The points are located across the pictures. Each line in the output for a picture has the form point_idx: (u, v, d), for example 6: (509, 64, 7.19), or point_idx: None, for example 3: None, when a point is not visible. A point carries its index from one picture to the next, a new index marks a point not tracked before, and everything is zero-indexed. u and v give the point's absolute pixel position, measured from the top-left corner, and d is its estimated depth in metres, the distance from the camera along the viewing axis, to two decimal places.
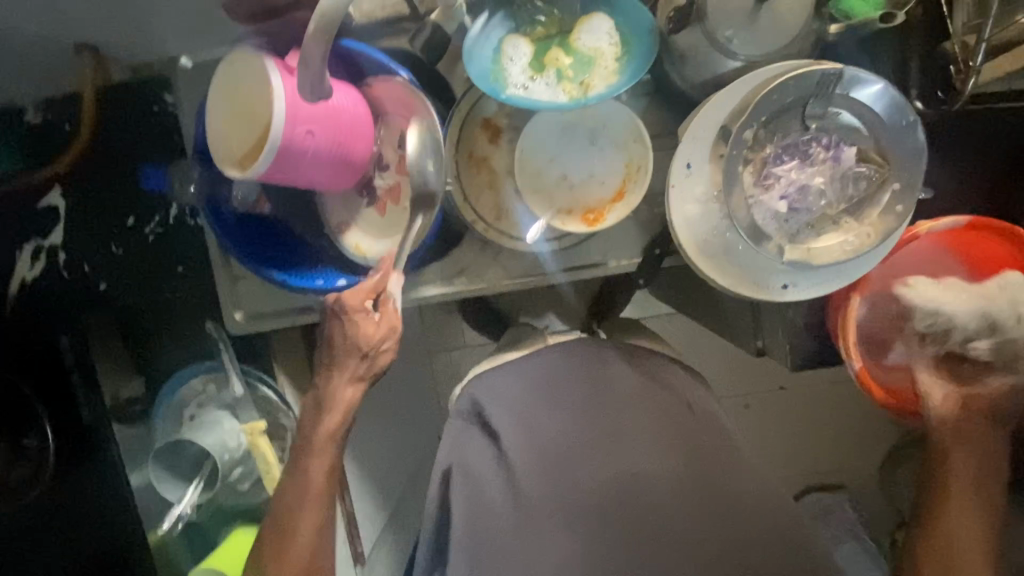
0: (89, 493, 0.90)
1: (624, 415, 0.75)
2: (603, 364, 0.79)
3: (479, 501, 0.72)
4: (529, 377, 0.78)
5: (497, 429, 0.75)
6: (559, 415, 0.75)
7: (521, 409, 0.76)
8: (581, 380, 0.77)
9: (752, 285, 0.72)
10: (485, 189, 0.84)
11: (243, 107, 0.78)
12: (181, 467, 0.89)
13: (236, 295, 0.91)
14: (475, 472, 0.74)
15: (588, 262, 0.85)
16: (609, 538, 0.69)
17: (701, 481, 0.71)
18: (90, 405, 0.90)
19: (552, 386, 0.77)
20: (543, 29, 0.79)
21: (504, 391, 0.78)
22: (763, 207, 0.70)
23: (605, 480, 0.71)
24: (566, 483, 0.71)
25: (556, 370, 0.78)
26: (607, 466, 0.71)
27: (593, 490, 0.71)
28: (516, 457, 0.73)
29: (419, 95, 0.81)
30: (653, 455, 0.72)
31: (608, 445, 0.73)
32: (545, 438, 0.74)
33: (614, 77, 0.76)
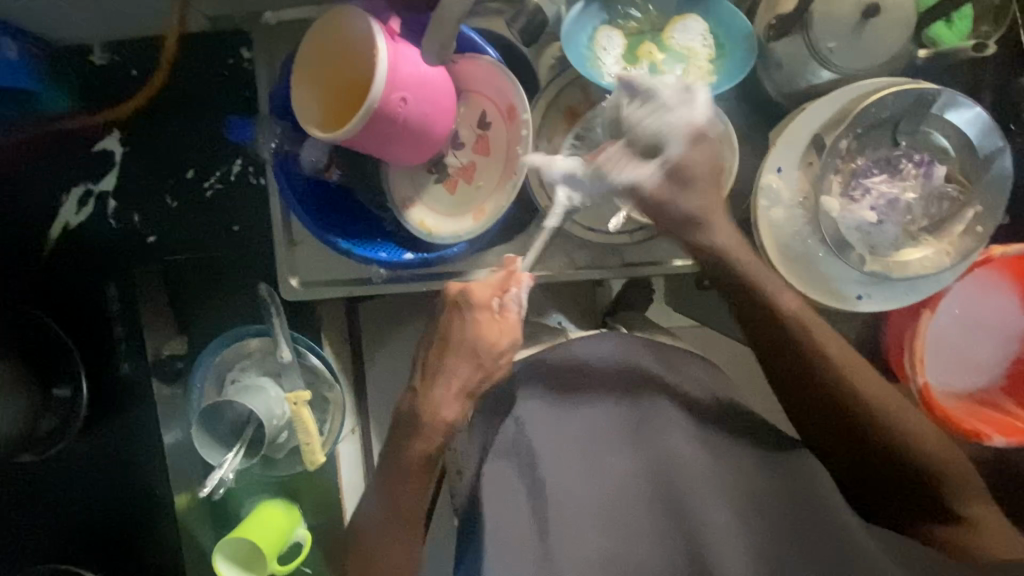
0: (122, 445, 0.89)
1: (665, 415, 0.73)
2: (636, 357, 0.76)
3: (503, 491, 0.71)
4: (569, 367, 0.76)
5: (529, 421, 0.73)
6: (595, 410, 0.74)
7: (557, 400, 0.75)
8: (617, 375, 0.75)
9: (828, 293, 0.75)
10: None
11: (335, 70, 0.77)
12: (221, 431, 0.82)
13: (294, 260, 0.89)
14: (503, 454, 0.73)
15: (650, 259, 0.85)
16: (635, 528, 0.70)
17: (738, 488, 0.70)
18: (131, 358, 0.87)
19: (588, 378, 0.75)
20: (636, 24, 0.80)
21: (538, 382, 0.75)
22: (851, 217, 0.72)
23: (639, 475, 0.71)
24: (597, 472, 0.71)
25: (590, 362, 0.76)
26: (643, 458, 0.71)
27: (628, 483, 0.71)
28: (552, 450, 0.71)
29: (510, 76, 0.81)
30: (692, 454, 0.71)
31: (646, 442, 0.72)
32: (580, 431, 0.73)
33: (711, 77, 0.77)
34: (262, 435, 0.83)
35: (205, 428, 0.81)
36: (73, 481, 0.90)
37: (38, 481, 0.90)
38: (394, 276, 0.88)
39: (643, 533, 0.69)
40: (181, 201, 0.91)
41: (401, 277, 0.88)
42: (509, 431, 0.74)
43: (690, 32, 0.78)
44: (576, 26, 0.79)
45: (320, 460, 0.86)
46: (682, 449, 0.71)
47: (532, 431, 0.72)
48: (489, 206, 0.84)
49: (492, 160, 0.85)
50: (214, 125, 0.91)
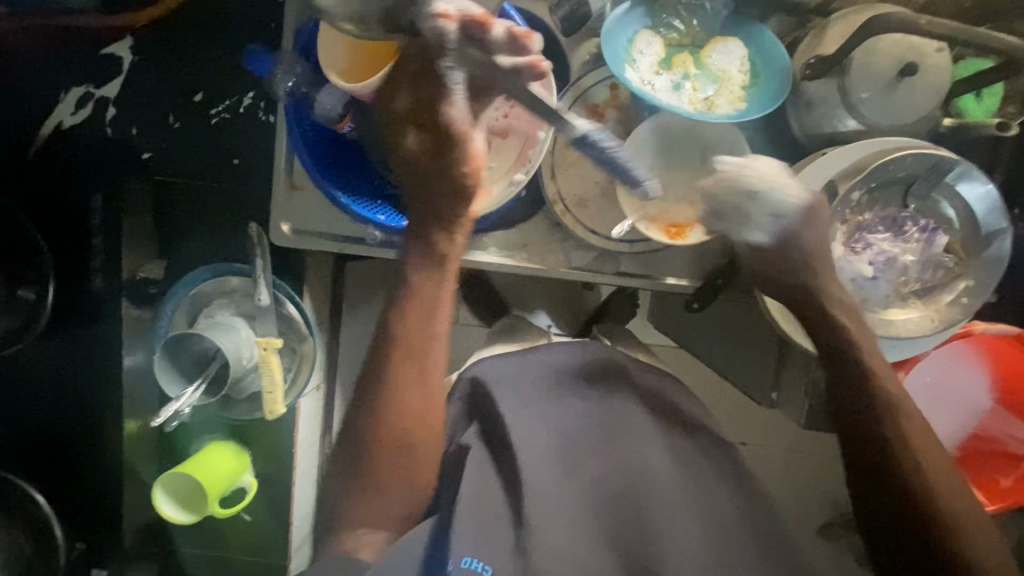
0: (74, 361, 0.86)
1: (630, 414, 0.79)
2: (607, 369, 0.82)
3: (486, 472, 0.75)
4: (551, 368, 0.82)
5: (501, 411, 0.77)
6: (569, 411, 0.79)
7: (533, 396, 0.80)
8: (589, 373, 0.82)
9: (811, 338, 0.75)
10: (573, 168, 0.84)
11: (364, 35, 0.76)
12: (183, 362, 0.81)
13: (289, 206, 0.87)
14: (479, 449, 0.77)
15: (644, 272, 0.87)
16: (611, 528, 0.74)
17: (698, 500, 0.75)
18: (106, 274, 0.82)
19: (563, 378, 0.81)
20: (677, 36, 0.81)
21: (514, 378, 0.81)
22: (846, 267, 0.73)
23: (616, 480, 0.76)
24: (573, 472, 0.75)
25: (562, 364, 0.82)
26: (617, 461, 0.76)
27: (595, 486, 0.76)
28: (535, 438, 0.76)
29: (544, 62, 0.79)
30: (664, 464, 0.76)
31: (614, 453, 0.77)
32: (555, 430, 0.77)
33: (741, 102, 0.77)
34: (224, 372, 0.81)
35: (169, 354, 0.79)
36: (26, 392, 0.87)
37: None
38: (387, 241, 0.86)
39: (625, 535, 0.73)
40: (184, 122, 0.88)
41: (393, 245, 0.87)
42: (491, 424, 0.79)
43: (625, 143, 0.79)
44: (619, 24, 0.79)
45: (279, 411, 0.85)
46: (666, 465, 0.77)
47: (511, 421, 0.76)
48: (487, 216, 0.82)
49: (510, 141, 0.83)
50: (235, 51, 0.88)
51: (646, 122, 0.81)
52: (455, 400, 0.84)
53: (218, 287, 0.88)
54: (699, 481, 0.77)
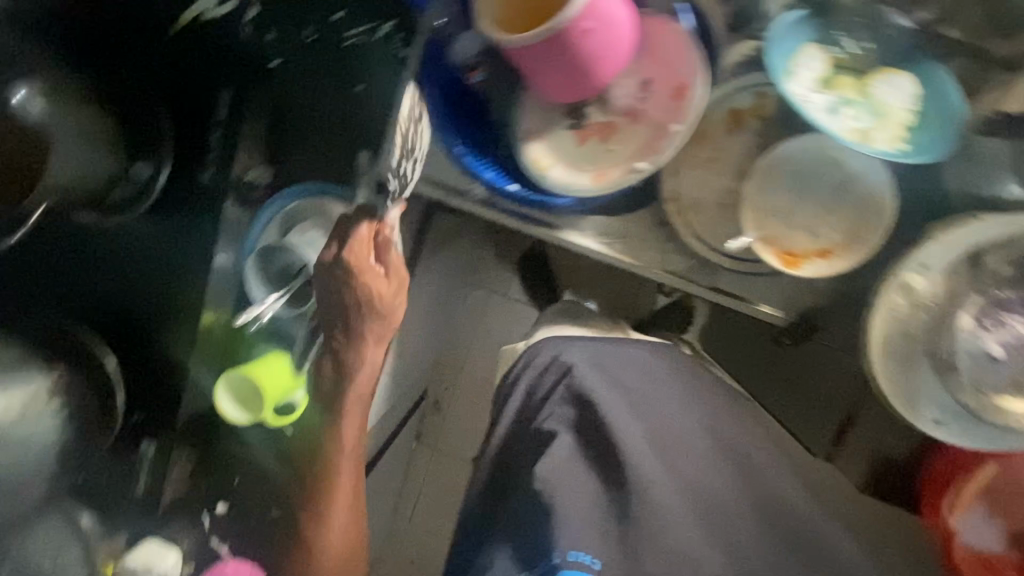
0: (164, 245, 0.87)
1: (715, 401, 0.79)
2: (685, 369, 0.83)
3: (573, 447, 0.77)
4: (629, 355, 0.84)
5: (578, 389, 0.79)
6: (660, 406, 0.77)
7: (612, 376, 0.80)
8: (669, 366, 0.82)
9: (907, 404, 0.71)
10: (696, 170, 0.81)
11: None
12: (270, 271, 0.96)
13: (401, 143, 0.86)
14: (557, 421, 0.79)
15: (740, 293, 0.81)
16: (725, 509, 0.72)
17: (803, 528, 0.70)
18: (216, 168, 0.85)
19: (653, 378, 0.81)
20: (846, 57, 0.76)
21: (590, 360, 0.82)
22: (971, 342, 0.68)
23: (714, 486, 0.73)
24: (671, 452, 0.74)
25: (644, 364, 0.82)
26: (713, 440, 0.75)
27: (695, 468, 0.74)
28: (622, 415, 0.76)
29: (697, 54, 0.76)
30: (763, 474, 0.73)
31: (706, 457, 0.74)
32: (641, 410, 0.77)
33: (901, 142, 0.72)
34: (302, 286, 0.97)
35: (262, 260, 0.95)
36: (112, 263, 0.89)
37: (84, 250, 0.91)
38: (488, 200, 0.86)
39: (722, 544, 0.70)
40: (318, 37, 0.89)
41: (493, 205, 0.86)
42: (564, 404, 0.80)
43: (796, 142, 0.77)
44: (788, 31, 0.74)
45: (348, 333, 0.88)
46: (772, 479, 0.72)
47: (589, 401, 0.77)
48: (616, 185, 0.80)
49: (637, 127, 0.80)
50: None
51: (788, 140, 0.76)
52: (525, 386, 0.86)
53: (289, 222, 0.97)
54: (797, 505, 0.71)
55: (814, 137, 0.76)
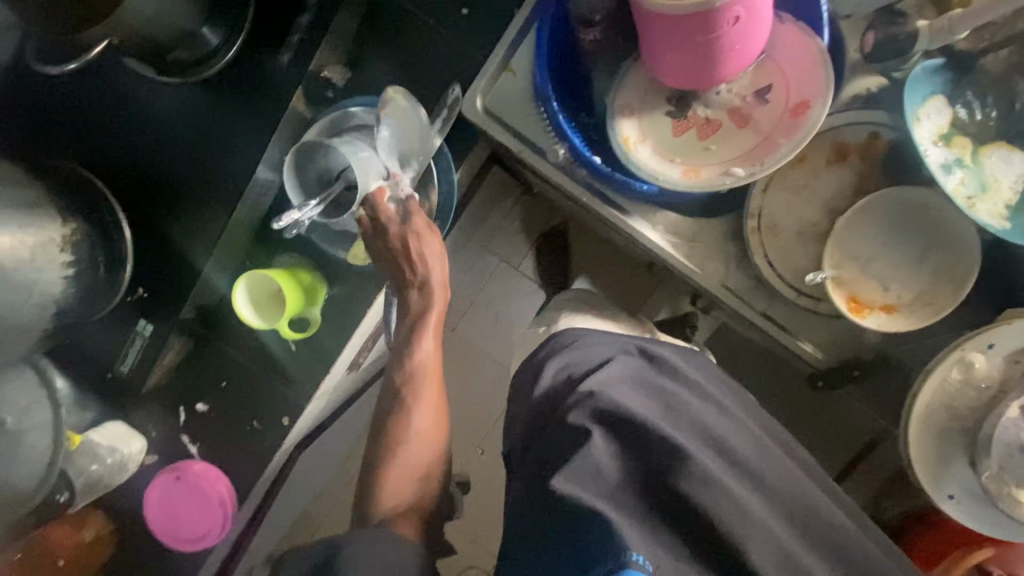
0: (220, 122, 0.82)
1: (760, 417, 0.68)
2: (731, 386, 0.70)
3: (610, 451, 0.61)
4: (672, 356, 0.70)
5: (615, 385, 0.64)
6: (691, 409, 0.64)
7: (650, 376, 0.67)
8: (713, 378, 0.70)
9: (929, 475, 0.71)
10: (787, 193, 0.78)
11: None
12: (309, 174, 0.80)
13: (494, 82, 0.81)
14: (596, 429, 0.61)
15: (791, 327, 0.80)
16: (795, 535, 0.59)
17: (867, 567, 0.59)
18: (294, 54, 0.79)
19: (681, 381, 0.67)
20: (968, 120, 0.74)
21: (626, 364, 0.68)
22: (1011, 432, 0.68)
23: (776, 497, 0.60)
24: (725, 463, 0.61)
25: (689, 369, 0.69)
26: (770, 454, 0.63)
27: (754, 485, 0.61)
28: (669, 418, 0.62)
29: (829, 75, 0.72)
30: (809, 495, 0.61)
31: (745, 470, 0.61)
32: (690, 415, 0.64)
33: (1000, 219, 0.71)
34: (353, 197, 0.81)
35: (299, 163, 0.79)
36: (160, 121, 0.84)
37: (128, 97, 0.84)
38: (567, 165, 0.81)
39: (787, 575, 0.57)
40: None
41: (570, 172, 0.81)
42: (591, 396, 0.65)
43: (907, 190, 0.74)
44: (923, 78, 0.72)
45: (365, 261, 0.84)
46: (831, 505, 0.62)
47: (627, 395, 0.63)
48: (708, 182, 0.76)
49: (742, 133, 0.77)
50: None
51: (887, 187, 0.75)
52: (544, 385, 0.69)
53: (339, 124, 0.82)
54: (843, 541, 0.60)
55: (919, 190, 0.74)
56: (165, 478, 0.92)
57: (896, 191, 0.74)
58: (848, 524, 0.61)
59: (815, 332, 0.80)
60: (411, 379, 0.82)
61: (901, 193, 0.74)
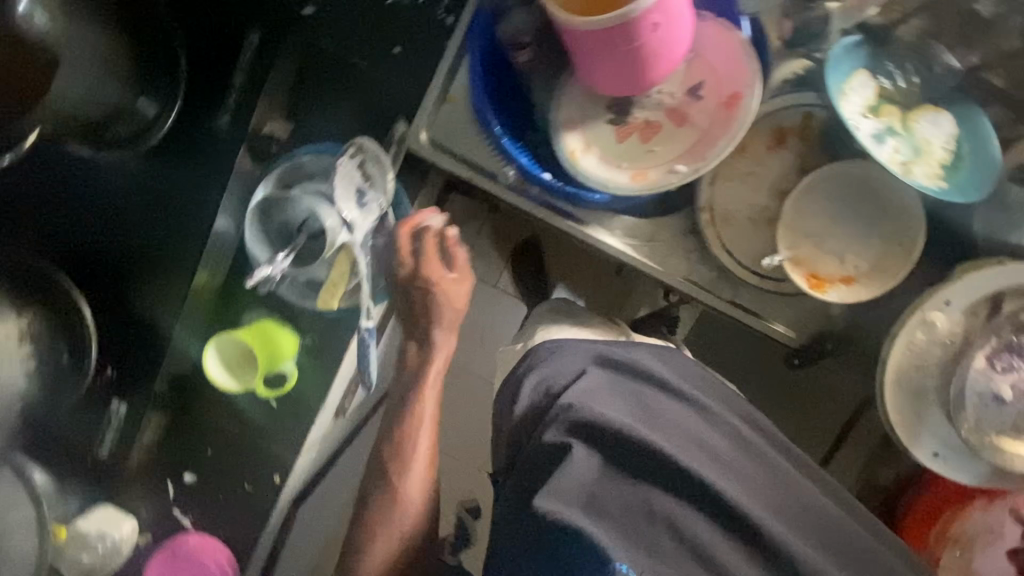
0: (170, 190, 0.82)
1: (738, 409, 0.69)
2: (706, 381, 0.71)
3: (593, 463, 0.61)
4: (645, 358, 0.70)
5: (592, 395, 0.64)
6: (668, 412, 0.65)
7: (626, 382, 0.68)
8: (687, 375, 0.71)
9: (911, 434, 0.73)
10: (734, 182, 0.80)
11: None
12: (270, 229, 0.81)
13: (436, 114, 0.82)
14: (578, 443, 0.62)
15: (760, 311, 0.82)
16: (783, 523, 0.60)
17: (852, 546, 0.61)
18: (233, 116, 0.80)
19: (656, 384, 0.68)
20: (892, 89, 0.76)
21: (600, 372, 0.68)
22: (981, 383, 0.69)
23: (758, 489, 0.62)
24: (707, 461, 0.62)
25: (663, 370, 0.69)
26: (748, 447, 0.64)
27: (737, 479, 0.62)
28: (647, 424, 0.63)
29: (755, 65, 0.75)
30: (789, 483, 0.63)
31: (726, 465, 0.62)
32: (669, 417, 0.64)
33: (937, 180, 0.73)
34: (315, 246, 0.81)
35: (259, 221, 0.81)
36: (109, 197, 0.83)
37: (71, 176, 0.83)
38: (520, 184, 0.82)
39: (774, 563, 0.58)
40: None
41: (524, 191, 0.82)
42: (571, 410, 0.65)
43: (846, 164, 0.77)
44: (843, 56, 0.75)
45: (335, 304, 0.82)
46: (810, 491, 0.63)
47: (604, 404, 0.63)
48: (656, 183, 0.77)
49: (682, 131, 0.78)
50: None
51: (826, 164, 0.77)
52: (521, 401, 0.69)
53: (297, 173, 0.81)
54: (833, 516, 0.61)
55: (857, 164, 0.76)
56: (159, 559, 0.89)
57: (835, 167, 0.77)
58: (828, 505, 0.63)
59: (783, 312, 0.82)
60: (394, 450, 0.82)
61: (841, 168, 0.77)
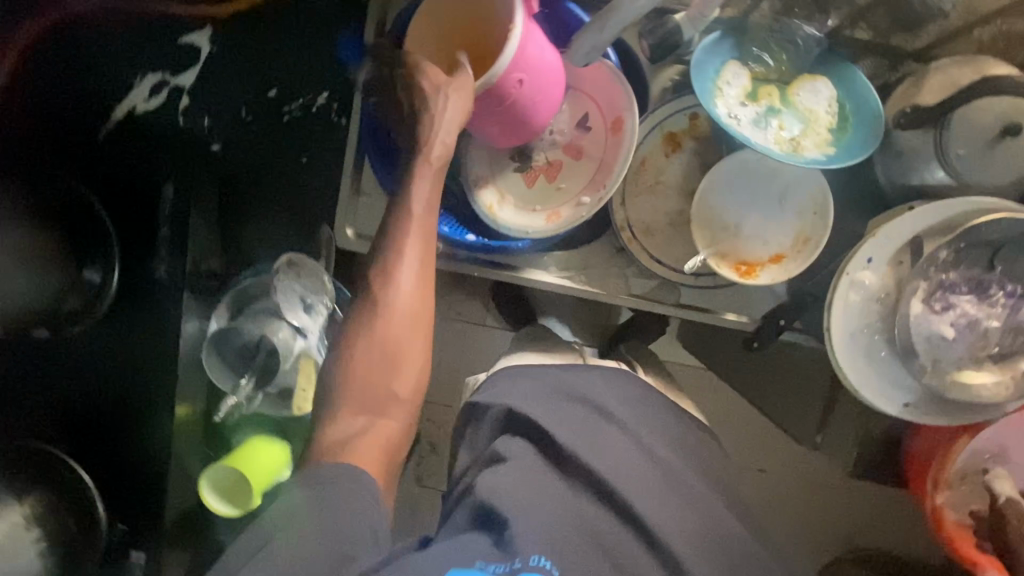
0: (135, 345, 0.85)
1: (661, 422, 0.82)
2: (635, 397, 0.82)
3: (536, 480, 0.71)
4: (582, 385, 0.82)
5: (540, 423, 0.76)
6: (602, 430, 0.77)
7: (571, 403, 0.80)
8: (621, 395, 0.82)
9: (873, 392, 0.74)
10: (644, 195, 0.83)
11: (469, 39, 0.74)
12: (229, 355, 0.86)
13: (354, 210, 0.85)
14: (517, 466, 0.72)
15: (706, 306, 0.85)
16: (686, 522, 0.73)
17: (728, 538, 0.74)
18: (169, 263, 0.83)
19: (598, 405, 0.80)
20: (764, 70, 0.79)
21: (546, 398, 0.80)
22: (924, 326, 0.71)
23: (670, 509, 0.73)
24: (630, 480, 0.73)
25: (599, 392, 0.81)
26: (665, 468, 0.76)
27: (650, 494, 0.73)
28: (585, 445, 0.75)
29: (628, 88, 0.78)
30: (690, 495, 0.75)
31: (645, 486, 0.74)
32: (605, 438, 0.77)
33: (827, 146, 0.75)
34: (271, 364, 0.85)
35: (215, 350, 0.86)
36: (77, 365, 0.86)
37: (37, 357, 0.86)
38: (447, 253, 0.86)
39: (677, 532, 0.71)
40: (255, 115, 0.90)
41: (453, 257, 0.86)
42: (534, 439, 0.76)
43: (741, 154, 0.79)
44: (707, 54, 0.77)
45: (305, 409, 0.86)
46: (703, 494, 0.76)
47: (551, 426, 0.76)
48: (569, 219, 0.80)
49: (582, 164, 0.82)
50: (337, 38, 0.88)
51: (722, 157, 0.80)
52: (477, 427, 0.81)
53: (244, 298, 0.88)
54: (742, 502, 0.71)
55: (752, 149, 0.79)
56: None
57: (734, 156, 0.79)
58: (711, 497, 0.76)
59: (726, 300, 0.85)
60: None
61: (739, 156, 0.79)
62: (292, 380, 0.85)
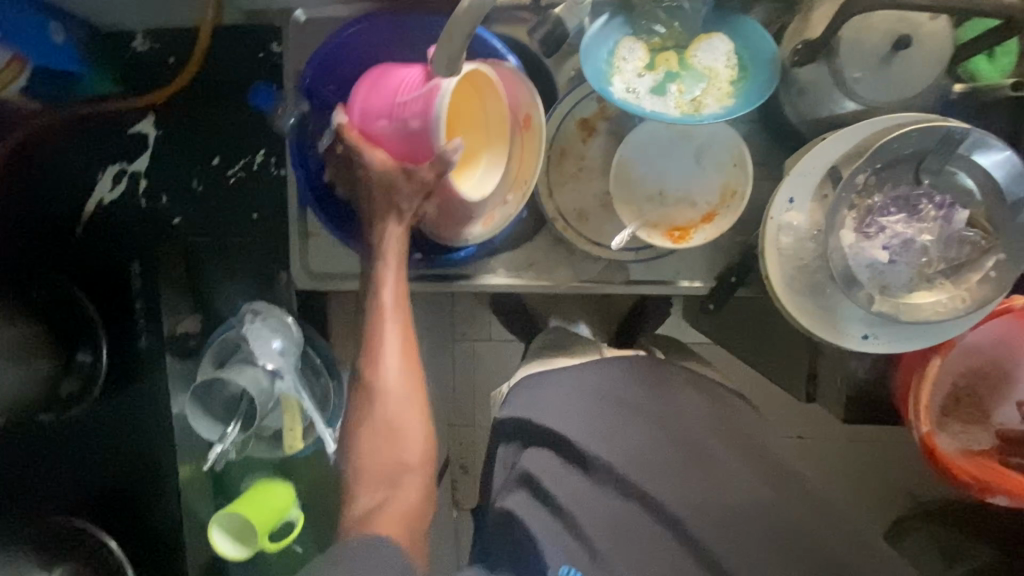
0: (136, 416, 0.90)
1: (681, 406, 0.79)
2: (639, 378, 0.81)
3: (562, 482, 0.73)
4: (585, 382, 0.81)
5: (555, 429, 0.76)
6: (608, 421, 0.76)
7: (595, 400, 0.78)
8: (634, 385, 0.80)
9: (834, 330, 0.72)
10: (570, 183, 0.85)
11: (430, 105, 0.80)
12: (214, 407, 0.89)
13: (306, 252, 0.90)
14: (551, 474, 0.74)
15: (658, 276, 0.86)
16: (711, 510, 0.70)
17: (755, 513, 0.70)
18: (149, 332, 0.88)
19: (614, 398, 0.79)
20: (660, 40, 0.79)
21: (560, 401, 0.79)
22: (862, 255, 0.69)
23: (693, 495, 0.71)
24: (656, 479, 0.72)
25: (616, 383, 0.80)
26: (688, 454, 0.74)
27: (674, 483, 0.72)
28: (590, 438, 0.75)
29: (530, 85, 0.79)
30: (716, 483, 0.72)
31: (657, 471, 0.73)
32: (625, 433, 0.75)
33: (728, 99, 0.76)
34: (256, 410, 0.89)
35: (201, 403, 0.88)
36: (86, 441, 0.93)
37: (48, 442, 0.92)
38: None
39: (695, 513, 0.70)
40: (205, 185, 1.02)
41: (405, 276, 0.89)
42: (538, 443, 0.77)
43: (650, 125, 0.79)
44: (597, 38, 0.77)
45: (298, 445, 0.92)
46: (730, 470, 0.73)
47: (563, 426, 0.76)
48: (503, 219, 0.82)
49: None
50: (254, 89, 1.01)
51: (631, 133, 0.80)
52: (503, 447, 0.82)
53: (226, 351, 0.92)
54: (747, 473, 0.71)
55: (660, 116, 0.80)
56: None
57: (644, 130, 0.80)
58: (731, 467, 0.73)
59: (674, 268, 0.85)
60: None
61: (651, 127, 0.79)
62: (280, 418, 0.92)
